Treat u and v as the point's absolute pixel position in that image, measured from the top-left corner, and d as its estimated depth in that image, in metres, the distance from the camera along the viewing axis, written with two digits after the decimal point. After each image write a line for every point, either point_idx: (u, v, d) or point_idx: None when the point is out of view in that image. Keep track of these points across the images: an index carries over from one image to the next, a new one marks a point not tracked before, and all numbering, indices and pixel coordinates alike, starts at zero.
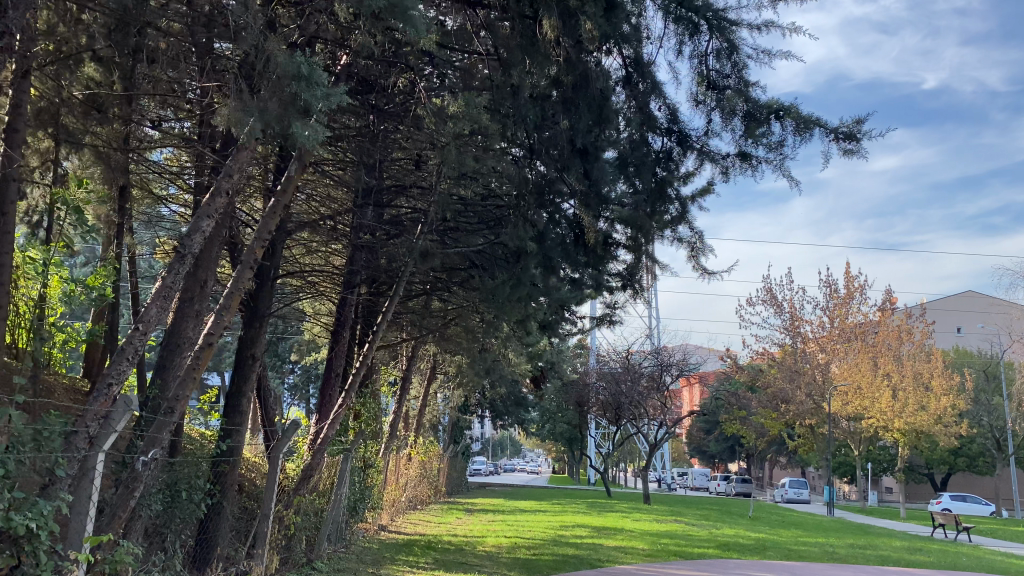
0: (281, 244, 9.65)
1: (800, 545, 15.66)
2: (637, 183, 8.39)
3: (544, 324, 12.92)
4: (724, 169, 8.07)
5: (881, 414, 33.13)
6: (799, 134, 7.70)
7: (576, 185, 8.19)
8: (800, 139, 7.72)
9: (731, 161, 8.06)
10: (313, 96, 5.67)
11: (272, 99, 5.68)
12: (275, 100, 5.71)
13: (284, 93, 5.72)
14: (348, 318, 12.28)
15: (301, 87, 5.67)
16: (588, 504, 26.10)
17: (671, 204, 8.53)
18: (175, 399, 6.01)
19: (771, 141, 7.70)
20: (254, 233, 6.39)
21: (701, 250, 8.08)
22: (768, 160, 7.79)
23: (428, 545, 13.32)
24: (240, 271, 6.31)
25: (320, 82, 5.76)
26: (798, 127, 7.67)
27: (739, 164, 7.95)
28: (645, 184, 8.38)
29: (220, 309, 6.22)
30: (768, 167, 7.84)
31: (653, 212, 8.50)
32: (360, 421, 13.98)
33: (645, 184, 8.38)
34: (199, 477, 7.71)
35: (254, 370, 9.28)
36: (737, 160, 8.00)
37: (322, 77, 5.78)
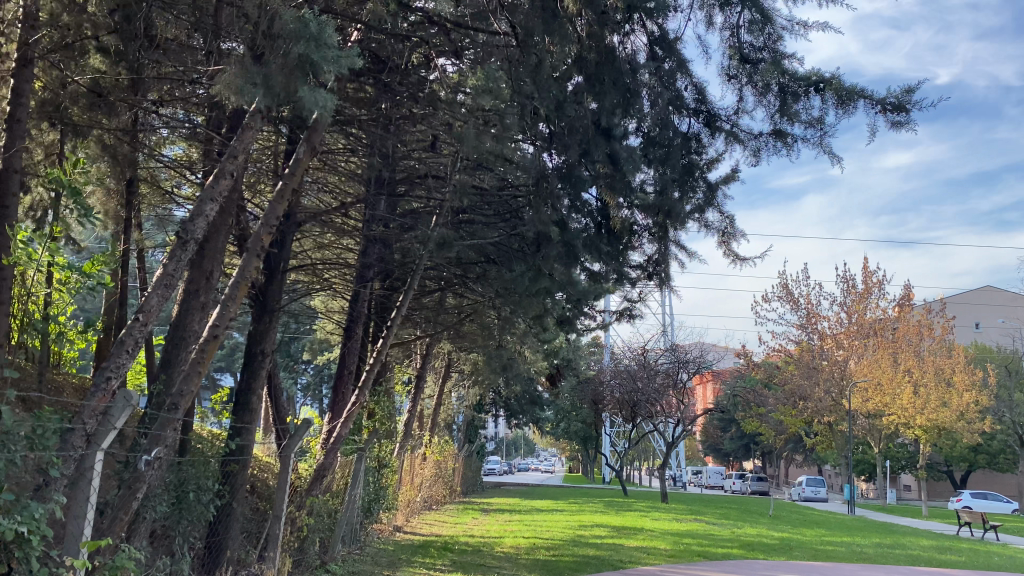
0: (292, 234, 9.35)
1: (826, 544, 15.24)
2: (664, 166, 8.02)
3: (564, 320, 12.53)
4: (757, 149, 7.73)
5: (903, 411, 32.56)
6: (841, 108, 7.35)
7: (601, 169, 7.90)
8: (841, 114, 7.37)
9: (764, 140, 7.69)
10: (324, 57, 5.33)
11: (277, 63, 5.39)
12: (280, 66, 5.42)
13: (291, 56, 5.39)
14: (361, 314, 11.96)
15: (311, 48, 5.32)
16: (605, 503, 25.69)
17: (701, 190, 8.19)
18: (179, 395, 5.67)
19: (809, 116, 7.40)
20: (261, 219, 6.07)
21: (734, 235, 7.77)
22: (805, 137, 7.44)
23: (445, 546, 12.99)
24: (246, 260, 6.00)
25: (331, 43, 5.41)
26: (840, 99, 7.31)
27: (774, 142, 7.62)
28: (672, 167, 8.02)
29: (225, 299, 5.87)
30: (805, 145, 7.49)
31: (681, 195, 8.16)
32: (373, 421, 13.65)
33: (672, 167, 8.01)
34: (209, 477, 7.38)
35: (265, 367, 8.95)
36: (771, 138, 7.67)
37: (332, 37, 5.43)
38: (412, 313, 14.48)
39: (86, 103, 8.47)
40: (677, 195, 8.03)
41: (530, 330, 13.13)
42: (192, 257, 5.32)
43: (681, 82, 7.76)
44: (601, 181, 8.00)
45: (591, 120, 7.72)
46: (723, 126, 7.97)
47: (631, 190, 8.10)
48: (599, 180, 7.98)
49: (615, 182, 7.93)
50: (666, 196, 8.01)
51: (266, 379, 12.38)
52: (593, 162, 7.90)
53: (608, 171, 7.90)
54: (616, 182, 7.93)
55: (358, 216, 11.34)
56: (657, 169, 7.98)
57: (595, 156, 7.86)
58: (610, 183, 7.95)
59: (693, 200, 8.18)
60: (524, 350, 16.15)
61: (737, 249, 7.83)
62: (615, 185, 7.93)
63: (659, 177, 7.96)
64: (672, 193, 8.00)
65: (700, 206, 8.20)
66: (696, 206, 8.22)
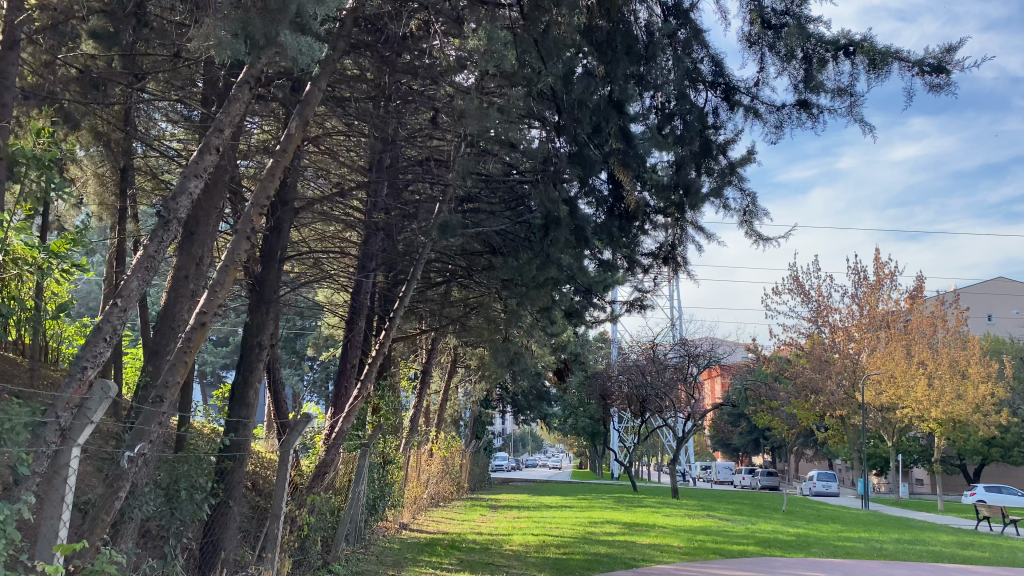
0: (288, 222, 8.95)
1: (844, 540, 14.83)
2: (679, 143, 7.69)
3: (572, 311, 12.13)
4: (781, 121, 7.35)
5: (917, 404, 32.06)
6: (872, 72, 6.95)
7: (615, 144, 7.58)
8: (873, 78, 6.96)
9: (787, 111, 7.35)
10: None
11: (261, 14, 5.03)
12: (261, 13, 5.10)
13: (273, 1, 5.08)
14: (364, 306, 11.56)
15: None
16: (616, 499, 25.27)
17: (721, 163, 7.87)
18: (165, 387, 5.25)
19: (836, 82, 7.03)
20: (250, 199, 5.61)
21: (757, 214, 7.43)
22: (833, 107, 7.10)
23: (452, 545, 12.61)
24: (236, 243, 5.53)
25: None
26: (872, 63, 6.90)
27: (797, 114, 7.26)
28: (689, 143, 7.70)
29: (213, 284, 5.43)
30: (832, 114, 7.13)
31: (697, 172, 7.81)
32: (378, 415, 13.26)
33: (688, 143, 7.70)
34: (202, 475, 6.99)
35: (262, 360, 8.56)
36: (796, 107, 7.30)
37: None
38: (415, 306, 14.10)
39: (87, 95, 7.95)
40: (694, 172, 7.75)
41: (536, 322, 12.69)
42: (176, 237, 4.92)
43: (697, 52, 7.51)
44: (614, 158, 7.68)
45: (603, 93, 7.40)
46: (741, 100, 7.64)
47: (645, 168, 7.76)
48: (612, 155, 7.66)
49: (629, 157, 7.63)
50: (682, 173, 7.71)
51: (268, 374, 12.03)
52: (605, 138, 7.60)
53: (621, 146, 7.58)
54: (630, 157, 7.62)
55: (360, 204, 10.99)
56: (674, 145, 7.68)
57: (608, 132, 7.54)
58: (624, 159, 7.64)
59: (712, 178, 7.89)
60: (531, 343, 15.75)
61: (759, 230, 7.51)
62: (630, 161, 7.63)
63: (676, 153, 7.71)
64: (688, 169, 7.72)
65: (718, 184, 7.88)
66: (713, 184, 7.90)
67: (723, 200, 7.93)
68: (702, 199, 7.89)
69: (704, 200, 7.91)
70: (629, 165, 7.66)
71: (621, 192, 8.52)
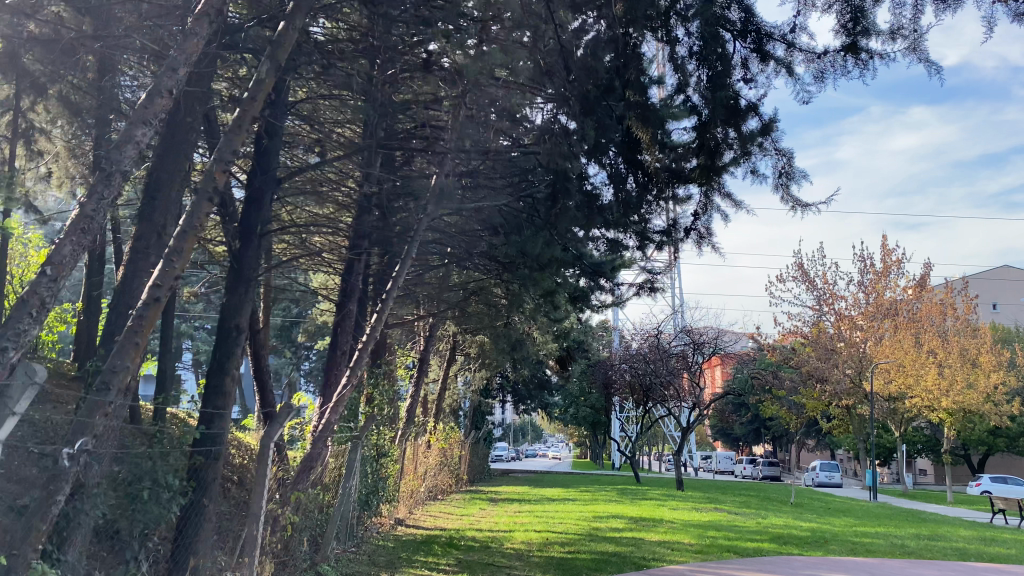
0: (268, 193, 8.14)
1: (862, 536, 14.10)
2: (705, 94, 6.98)
3: (575, 297, 11.45)
4: (822, 70, 6.65)
5: (926, 394, 31.44)
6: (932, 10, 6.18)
7: (633, 96, 7.32)
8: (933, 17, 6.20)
9: (831, 58, 6.59)
10: None
11: None
12: None
13: None
14: (356, 288, 10.82)
15: None
16: (619, 492, 24.54)
17: (748, 127, 7.07)
18: (112, 372, 4.49)
19: (889, 23, 6.27)
20: (214, 154, 4.85)
21: (792, 176, 6.86)
22: (883, 52, 6.38)
23: (451, 542, 11.86)
24: (195, 204, 4.74)
25: None
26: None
27: (845, 60, 6.50)
28: (716, 96, 6.93)
29: (169, 252, 4.64)
30: (883, 58, 6.35)
31: (725, 129, 7.04)
32: (372, 406, 12.38)
33: (716, 96, 6.92)
34: (170, 471, 6.26)
35: (241, 345, 7.78)
36: (842, 53, 6.56)
37: None
38: (412, 291, 13.39)
39: (51, 56, 7.30)
40: (718, 133, 7.12)
41: (539, 308, 12.03)
42: (120, 195, 4.20)
43: None
44: (632, 111, 7.40)
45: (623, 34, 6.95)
46: (774, 51, 6.77)
47: (663, 123, 7.28)
48: (629, 107, 7.38)
49: (648, 113, 7.32)
50: (706, 132, 7.16)
51: (255, 361, 11.31)
52: (622, 89, 7.32)
53: (640, 99, 7.30)
54: (649, 112, 7.31)
55: (350, 178, 10.27)
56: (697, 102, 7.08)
57: (626, 84, 7.30)
58: (643, 114, 7.34)
59: (734, 143, 7.12)
60: (534, 330, 15.08)
61: (795, 195, 6.90)
62: (649, 116, 7.31)
63: (703, 109, 7.05)
64: (711, 127, 7.10)
65: (744, 149, 7.14)
66: (736, 151, 7.15)
67: (752, 166, 7.27)
68: (726, 165, 7.29)
69: (725, 169, 7.31)
70: (647, 120, 7.33)
71: (632, 162, 7.86)
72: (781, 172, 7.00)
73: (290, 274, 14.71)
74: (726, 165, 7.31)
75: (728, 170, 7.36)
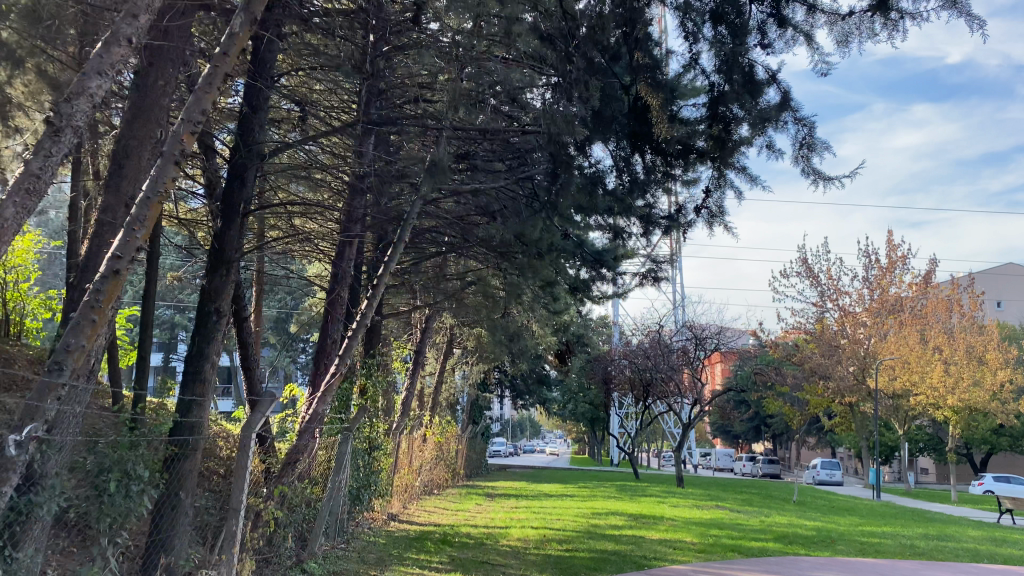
0: (253, 169, 7.70)
1: (869, 536, 13.67)
2: (721, 61, 6.68)
3: (574, 287, 11.05)
4: (847, 33, 6.30)
5: (932, 392, 30.41)
6: None
7: (640, 59, 7.08)
8: None
9: (857, 20, 6.24)
10: None
11: None
12: None
13: None
14: (347, 274, 10.41)
15: None
16: (619, 488, 24.11)
17: (767, 99, 6.77)
18: (64, 351, 4.05)
19: None
20: (183, 112, 4.42)
21: (814, 147, 6.50)
22: (915, 11, 5.98)
23: (444, 539, 11.48)
24: (160, 167, 4.29)
25: None
26: None
27: (873, 21, 6.16)
28: (730, 63, 6.63)
29: (130, 220, 4.21)
30: (913, 20, 6.02)
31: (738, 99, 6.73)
32: (365, 397, 11.94)
33: (731, 62, 6.63)
34: (140, 461, 5.86)
35: (221, 330, 7.39)
36: (869, 14, 6.18)
37: None
38: (407, 280, 12.93)
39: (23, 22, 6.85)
40: (733, 104, 6.81)
41: (538, 299, 11.63)
42: (73, 153, 3.78)
43: None
44: (641, 80, 7.15)
45: None
46: (792, 16, 6.52)
47: (673, 93, 7.01)
48: (638, 71, 7.12)
49: (658, 79, 7.03)
50: (720, 103, 6.91)
51: (242, 350, 10.88)
52: (631, 52, 7.11)
53: (648, 63, 7.05)
54: (660, 79, 7.05)
55: (344, 158, 9.83)
56: (710, 73, 6.82)
57: (635, 44, 7.07)
58: (654, 80, 7.06)
59: (749, 117, 6.79)
60: (533, 322, 14.68)
61: (818, 169, 6.50)
62: (660, 82, 7.03)
63: (717, 80, 6.79)
64: (726, 98, 6.84)
65: (761, 124, 6.79)
66: (752, 125, 6.84)
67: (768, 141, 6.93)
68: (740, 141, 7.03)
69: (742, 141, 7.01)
70: (658, 85, 7.01)
71: (638, 138, 7.50)
72: (802, 146, 6.67)
73: (282, 261, 14.28)
74: (741, 140, 7.05)
75: (745, 144, 7.08)
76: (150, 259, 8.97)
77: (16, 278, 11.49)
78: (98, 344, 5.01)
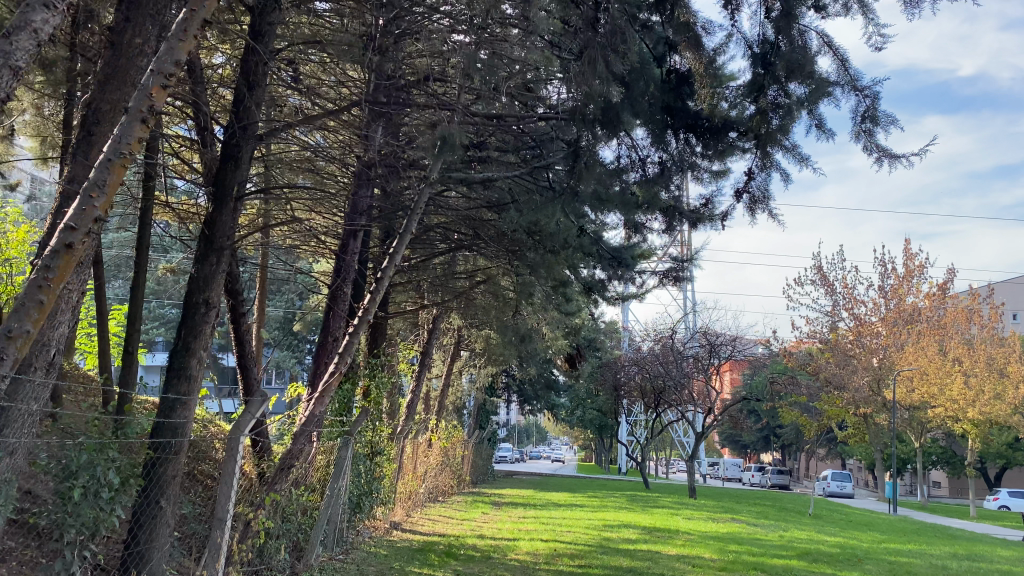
0: (248, 147, 7.13)
1: (894, 555, 13.01)
2: (772, 30, 6.41)
3: (588, 287, 10.47)
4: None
5: (952, 404, 29.66)
6: None
7: (683, 16, 6.73)
8: None
9: None
10: None
11: None
12: None
13: None
14: (352, 268, 9.84)
15: None
16: (629, 498, 23.38)
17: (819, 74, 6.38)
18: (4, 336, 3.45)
19: None
20: (153, 62, 3.85)
21: (877, 121, 6.20)
22: None
23: (448, 551, 10.87)
24: (125, 126, 3.72)
25: None
26: None
27: None
28: (783, 32, 6.37)
29: (88, 186, 3.64)
30: None
31: (789, 72, 6.39)
32: (368, 400, 11.36)
33: (783, 32, 6.36)
34: (112, 467, 5.27)
35: (211, 322, 6.78)
36: None
37: None
38: (414, 277, 12.35)
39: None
40: (786, 72, 6.41)
41: (550, 301, 11.02)
42: None
43: None
44: (682, 52, 6.90)
45: None
46: None
47: (717, 66, 6.82)
48: (678, 39, 6.84)
49: (705, 53, 6.81)
50: (768, 71, 6.49)
51: (237, 349, 10.24)
52: (670, 12, 6.77)
53: (688, 22, 6.74)
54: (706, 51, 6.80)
55: (350, 145, 9.28)
56: (757, 41, 6.49)
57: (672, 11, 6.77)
58: (700, 50, 6.80)
59: (807, 90, 6.38)
60: (543, 325, 14.10)
61: (882, 145, 6.19)
62: (707, 57, 6.81)
63: (769, 44, 6.42)
64: (775, 65, 6.44)
65: (815, 96, 6.37)
66: (802, 102, 6.44)
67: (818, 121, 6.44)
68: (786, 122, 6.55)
69: (794, 113, 6.51)
70: (706, 61, 6.82)
71: (671, 115, 7.07)
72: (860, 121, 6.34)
73: (285, 256, 13.73)
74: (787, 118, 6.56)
75: (796, 119, 6.55)
76: (140, 248, 8.37)
77: (13, 272, 10.16)
78: (53, 326, 4.40)
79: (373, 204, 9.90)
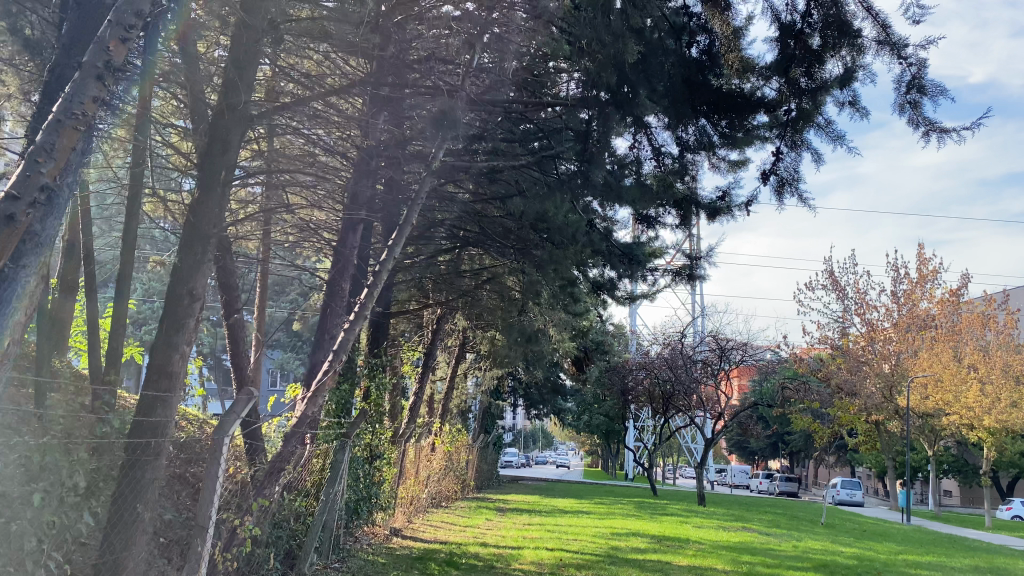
0: (236, 130, 6.74)
1: (914, 567, 12.50)
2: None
3: (596, 287, 9.99)
4: None
5: (967, 411, 29.01)
6: None
7: None
8: None
9: None
10: None
11: None
12: None
13: None
14: (350, 262, 9.44)
15: None
16: (637, 505, 22.87)
17: (855, 47, 5.97)
18: None
19: None
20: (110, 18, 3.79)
21: (924, 91, 5.84)
22: None
23: (449, 559, 10.42)
24: (78, 85, 3.65)
25: None
26: None
27: None
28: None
29: (35, 149, 3.59)
30: None
31: (824, 43, 6.01)
32: (367, 400, 10.95)
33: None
34: (78, 468, 4.87)
35: (196, 315, 6.34)
36: None
37: None
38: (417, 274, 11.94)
39: None
40: (821, 40, 6.02)
41: (557, 303, 10.54)
42: None
43: None
44: (708, 24, 6.47)
45: None
46: None
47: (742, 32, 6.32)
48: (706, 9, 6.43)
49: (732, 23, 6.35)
50: (800, 41, 6.08)
51: (231, 347, 9.81)
52: None
53: None
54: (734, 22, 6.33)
55: (349, 135, 8.87)
56: (785, 10, 6.05)
57: None
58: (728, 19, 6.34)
59: (844, 66, 6.02)
60: (551, 326, 13.67)
61: (930, 117, 5.88)
62: (739, 28, 6.32)
63: (801, 11, 5.98)
64: (808, 34, 6.05)
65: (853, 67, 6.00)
66: (836, 77, 6.07)
67: (854, 96, 6.14)
68: (819, 99, 6.19)
69: (828, 89, 6.12)
70: (734, 34, 6.35)
71: (691, 90, 6.62)
72: (902, 92, 5.98)
73: (285, 253, 13.34)
74: (820, 95, 6.18)
75: (829, 95, 6.19)
76: (127, 238, 7.96)
77: None
78: (17, 324, 4.00)
79: (374, 195, 9.44)
